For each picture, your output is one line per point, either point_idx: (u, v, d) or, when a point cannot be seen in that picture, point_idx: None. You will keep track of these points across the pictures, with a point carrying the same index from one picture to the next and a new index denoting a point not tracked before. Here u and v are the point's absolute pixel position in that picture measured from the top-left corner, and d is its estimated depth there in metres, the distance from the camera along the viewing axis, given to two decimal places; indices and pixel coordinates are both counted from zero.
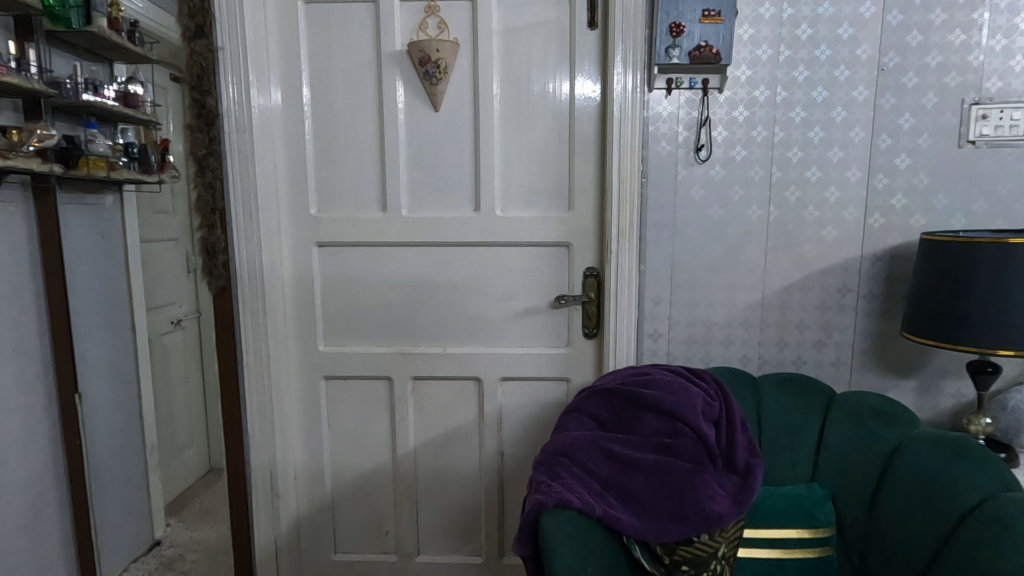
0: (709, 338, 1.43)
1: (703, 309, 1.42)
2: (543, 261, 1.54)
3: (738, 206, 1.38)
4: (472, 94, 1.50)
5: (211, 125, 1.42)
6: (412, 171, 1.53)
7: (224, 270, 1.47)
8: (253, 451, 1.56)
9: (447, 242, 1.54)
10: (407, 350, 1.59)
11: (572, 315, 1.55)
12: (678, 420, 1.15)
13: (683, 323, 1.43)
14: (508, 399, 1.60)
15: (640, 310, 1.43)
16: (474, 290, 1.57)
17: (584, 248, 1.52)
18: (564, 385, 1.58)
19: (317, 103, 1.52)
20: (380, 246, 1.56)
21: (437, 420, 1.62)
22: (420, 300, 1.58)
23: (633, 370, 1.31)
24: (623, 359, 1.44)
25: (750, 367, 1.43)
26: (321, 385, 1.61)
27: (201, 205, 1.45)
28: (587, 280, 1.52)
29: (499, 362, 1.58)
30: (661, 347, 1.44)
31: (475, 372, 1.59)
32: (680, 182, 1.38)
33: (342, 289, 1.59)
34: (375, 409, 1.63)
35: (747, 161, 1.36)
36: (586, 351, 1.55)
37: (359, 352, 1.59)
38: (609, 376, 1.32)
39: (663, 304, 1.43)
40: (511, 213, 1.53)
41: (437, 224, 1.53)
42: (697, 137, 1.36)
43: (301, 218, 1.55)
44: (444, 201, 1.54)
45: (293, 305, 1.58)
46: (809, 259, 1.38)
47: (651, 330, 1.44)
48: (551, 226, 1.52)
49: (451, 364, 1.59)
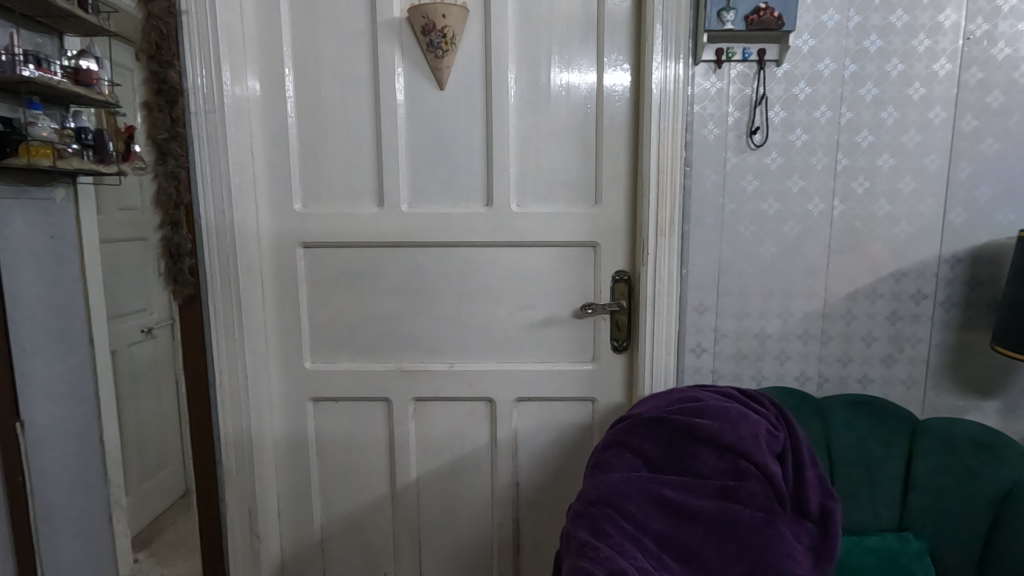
0: (762, 353, 1.23)
1: (754, 319, 1.22)
2: (566, 264, 1.33)
3: (797, 200, 1.18)
4: (483, 70, 1.28)
5: (174, 103, 1.18)
6: (412, 159, 1.32)
7: (191, 276, 1.24)
8: (228, 488, 1.33)
9: (454, 243, 1.33)
10: (407, 368, 1.38)
11: (598, 325, 1.34)
12: (743, 458, 0.96)
13: (731, 336, 1.23)
14: (524, 423, 1.39)
15: (681, 321, 1.23)
16: (485, 298, 1.36)
17: (614, 249, 1.31)
18: (589, 407, 1.38)
19: (300, 81, 1.29)
20: (375, 247, 1.34)
21: (443, 446, 1.41)
22: (422, 310, 1.37)
23: (677, 393, 1.12)
24: (661, 378, 1.24)
25: (808, 387, 1.23)
26: (308, 408, 1.40)
27: (161, 198, 1.20)
28: (616, 285, 1.31)
29: (514, 379, 1.37)
30: (706, 364, 1.24)
31: (486, 392, 1.38)
32: (729, 171, 1.18)
33: (330, 298, 1.37)
34: (370, 436, 1.41)
35: (808, 147, 1.16)
36: (614, 367, 1.35)
37: (351, 371, 1.38)
38: (649, 399, 1.12)
39: (709, 314, 1.22)
40: (528, 208, 1.32)
41: (442, 221, 1.32)
42: (750, 118, 1.16)
43: (282, 215, 1.33)
44: (451, 194, 1.33)
45: (274, 317, 1.36)
46: (879, 261, 1.18)
47: (693, 345, 1.24)
48: (575, 222, 1.31)
49: (458, 384, 1.38)
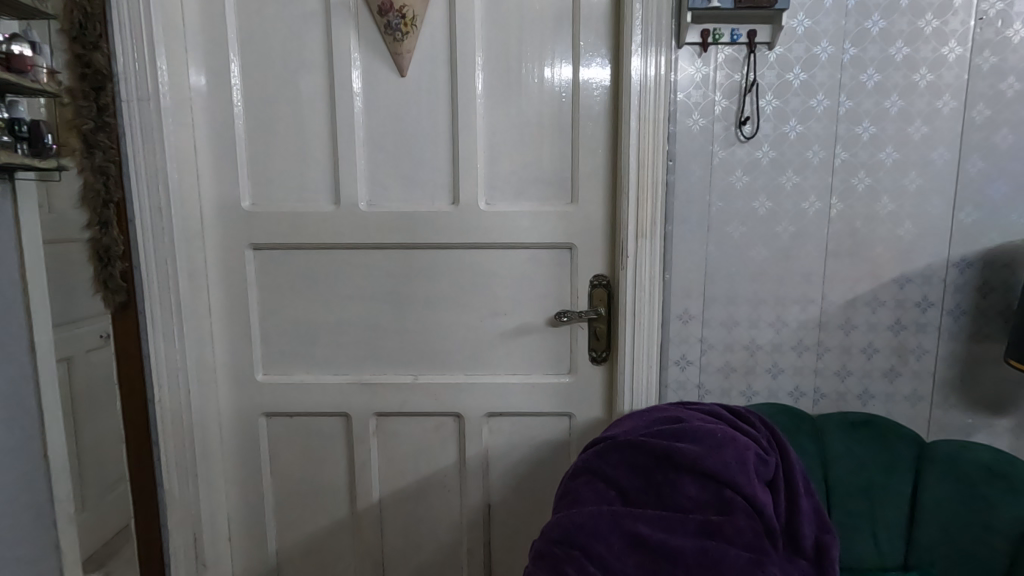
0: (752, 366, 1.12)
1: (744, 328, 1.11)
2: (539, 268, 1.22)
3: (791, 199, 1.07)
4: (448, 55, 1.17)
5: (101, 90, 1.07)
6: (371, 153, 1.20)
7: (123, 282, 1.12)
8: (170, 514, 1.21)
9: (417, 244, 1.22)
10: (366, 380, 1.27)
11: (575, 334, 1.23)
12: (728, 488, 0.85)
13: (718, 347, 1.12)
14: (495, 440, 1.28)
15: (664, 331, 1.12)
16: (452, 306, 1.25)
17: (591, 252, 1.20)
18: (565, 422, 1.27)
19: (248, 67, 1.18)
20: (331, 248, 1.23)
21: (407, 465, 1.30)
22: (384, 318, 1.26)
23: (655, 412, 1.01)
24: (641, 392, 1.13)
25: (803, 404, 1.12)
26: (261, 424, 1.29)
27: (87, 196, 1.08)
28: (594, 290, 1.21)
29: (484, 393, 1.26)
30: (690, 378, 1.13)
31: (454, 407, 1.27)
32: (717, 166, 1.07)
33: (283, 304, 1.26)
34: (328, 455, 1.30)
35: (804, 140, 1.05)
36: (593, 380, 1.24)
37: (305, 384, 1.26)
38: (625, 419, 1.01)
39: (694, 323, 1.11)
40: (498, 207, 1.21)
41: (404, 221, 1.21)
42: (740, 108, 1.05)
43: (229, 214, 1.22)
44: (414, 192, 1.21)
45: (221, 325, 1.25)
46: (881, 265, 1.07)
47: (677, 357, 1.13)
48: (550, 222, 1.20)
49: (422, 398, 1.26)
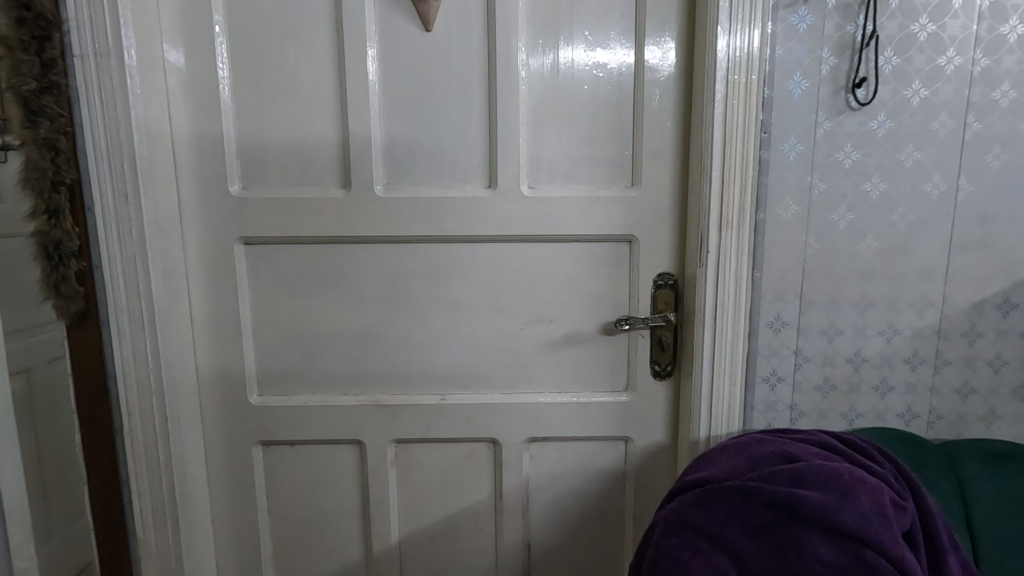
0: (855, 382, 0.93)
1: (847, 338, 0.92)
2: (593, 265, 1.02)
3: (911, 180, 0.88)
4: (485, 4, 0.95)
5: (49, 42, 0.84)
6: (390, 125, 0.98)
7: (79, 286, 0.90)
8: (146, 566, 1.00)
9: (445, 238, 1.01)
10: (384, 401, 1.05)
11: (635, 344, 1.03)
12: (870, 549, 0.66)
13: (816, 361, 0.92)
14: (537, 469, 1.08)
15: (750, 342, 0.92)
16: (487, 312, 1.04)
17: (656, 246, 1.00)
18: (621, 448, 1.08)
19: (235, 18, 0.95)
20: (340, 243, 1.02)
21: (432, 500, 1.09)
22: (405, 327, 1.04)
23: (751, 445, 0.81)
24: (722, 414, 0.94)
25: (915, 427, 0.94)
26: (256, 455, 1.07)
27: (31, 176, 0.85)
28: (658, 292, 1.01)
29: (525, 415, 1.05)
30: (781, 398, 0.94)
31: (489, 432, 1.06)
32: (822, 140, 0.87)
33: (281, 311, 1.04)
34: (338, 490, 1.09)
35: (928, 107, 0.86)
36: (655, 398, 1.05)
37: (310, 407, 1.05)
38: (714, 455, 0.82)
39: (788, 332, 0.92)
40: (544, 191, 1.00)
41: (430, 210, 1.00)
42: (852, 67, 0.85)
43: (214, 200, 0.99)
44: (442, 173, 1.00)
45: (205, 337, 1.03)
46: (1015, 260, 0.89)
47: (766, 373, 0.93)
48: (607, 210, 0.99)
49: (451, 422, 1.06)
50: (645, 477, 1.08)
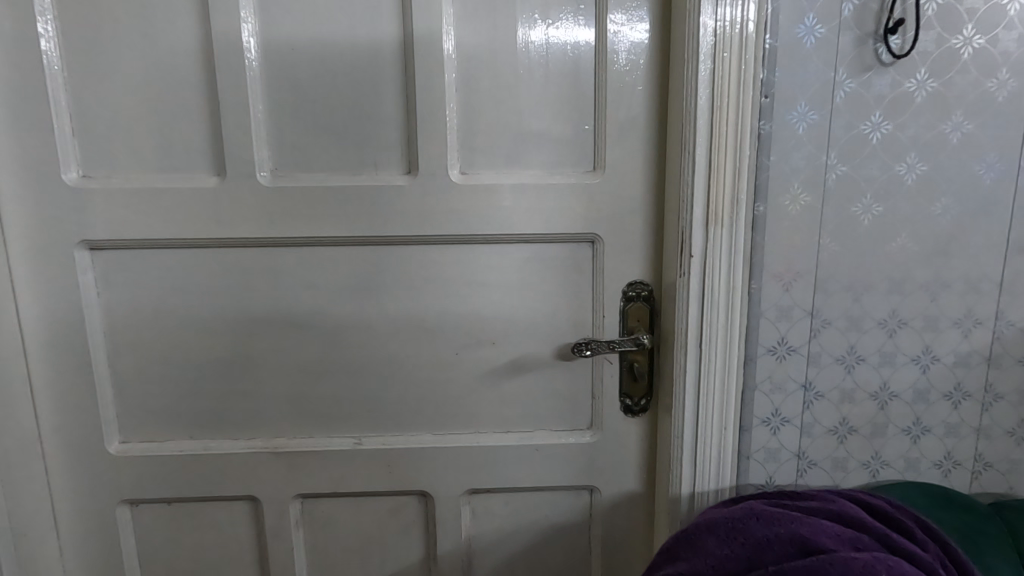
0: (881, 424, 0.72)
1: (871, 367, 0.71)
2: (545, 273, 0.80)
3: (959, 159, 0.66)
4: None
5: None
6: (276, 92, 0.75)
7: None
8: None
9: (354, 240, 0.78)
10: (284, 447, 0.83)
11: (599, 372, 0.82)
12: None
13: (831, 396, 0.71)
14: (481, 526, 0.87)
15: (746, 373, 0.71)
16: (411, 334, 0.81)
17: (624, 249, 0.78)
18: (584, 499, 0.86)
19: None
20: (216, 247, 0.78)
21: (351, 567, 0.87)
22: (307, 354, 0.82)
23: (748, 518, 0.60)
24: (709, 465, 0.73)
25: (956, 479, 0.73)
26: (123, 516, 0.84)
27: None
28: (628, 307, 0.79)
29: (463, 461, 0.84)
30: (786, 445, 0.73)
31: (419, 483, 0.84)
32: (842, 105, 0.65)
33: (146, 336, 0.80)
34: (230, 558, 0.86)
35: (983, 60, 0.64)
36: (625, 439, 0.83)
37: (187, 456, 0.82)
38: (699, 534, 0.60)
39: (795, 360, 0.70)
40: (480, 178, 0.77)
41: (332, 203, 0.77)
42: (883, 6, 0.63)
43: (44, 193, 0.75)
44: (347, 155, 0.77)
45: (44, 370, 0.79)
46: None
47: (766, 412, 0.72)
48: (561, 202, 0.77)
49: (370, 472, 0.84)
50: (616, 535, 0.87)
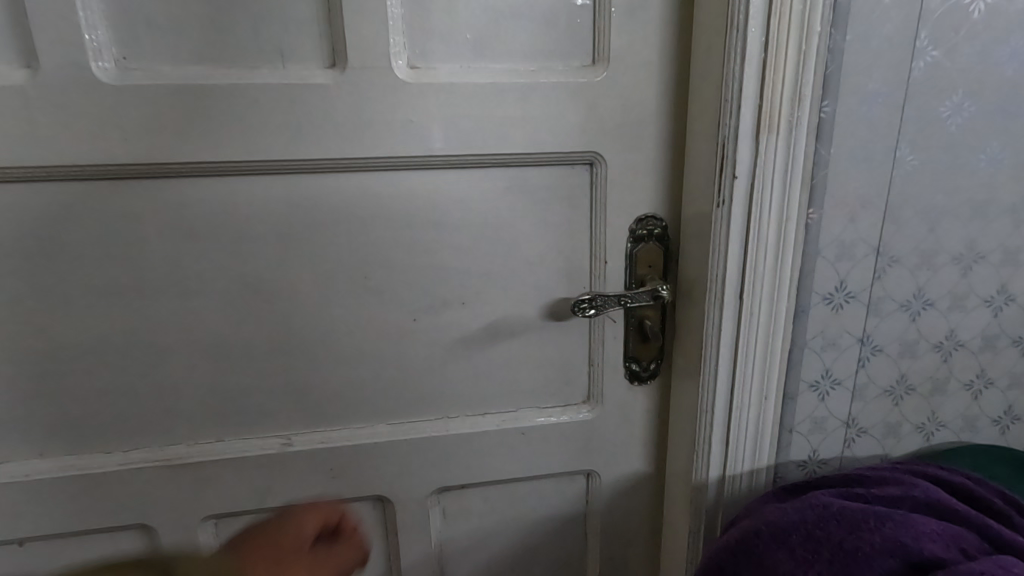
0: (942, 380, 0.60)
1: (938, 313, 0.57)
2: (529, 208, 0.60)
3: None
4: None
5: None
6: None
7: None
8: None
9: (258, 167, 0.54)
10: (182, 458, 0.61)
11: (599, 334, 0.64)
12: None
13: (891, 351, 0.58)
14: (454, 529, 0.70)
15: (795, 329, 0.56)
16: (351, 297, 0.60)
17: (633, 174, 0.59)
18: (579, 485, 0.71)
19: None
20: (43, 182, 0.52)
21: None
22: (203, 331, 0.58)
23: (827, 524, 0.46)
24: (744, 442, 0.59)
25: (1013, 437, 0.63)
26: None
27: None
28: (636, 249, 0.61)
29: (430, 455, 0.65)
30: (834, 412, 0.59)
31: (373, 486, 0.66)
32: None
33: None
34: None
35: None
36: (630, 413, 0.67)
37: (41, 482, 0.59)
38: (766, 550, 0.46)
39: (854, 309, 0.56)
40: (438, 74, 0.54)
41: (220, 112, 0.52)
42: None
43: None
44: (237, 39, 0.51)
45: None
46: None
47: (815, 375, 0.58)
48: (551, 109, 0.56)
49: (306, 478, 0.64)
50: (617, 524, 0.72)
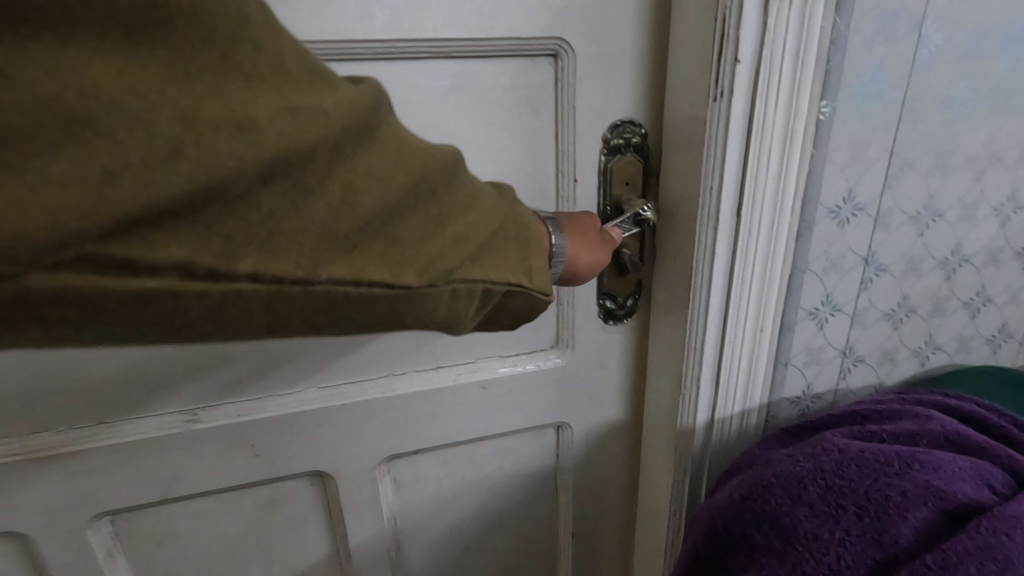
0: (943, 300, 0.54)
1: (946, 225, 0.51)
2: (481, 114, 0.47)
3: None
4: None
5: None
6: None
7: None
8: None
9: None
10: (52, 449, 0.48)
11: None
12: None
13: (895, 270, 0.51)
14: (410, 497, 0.61)
15: (796, 248, 0.48)
16: None
17: (606, 66, 0.48)
18: (549, 438, 0.63)
19: None
20: None
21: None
22: None
23: (847, 472, 0.39)
24: (735, 380, 0.52)
25: (1004, 355, 0.59)
26: None
27: None
28: (610, 161, 0.51)
29: (375, 421, 0.55)
30: (832, 341, 0.53)
31: (307, 461, 0.55)
32: None
33: None
34: None
35: None
36: (604, 356, 0.59)
37: None
38: (778, 508, 0.39)
39: (861, 224, 0.48)
40: None
41: None
42: None
43: None
44: None
45: None
46: None
47: (816, 301, 0.51)
48: None
49: (224, 459, 0.53)
50: (590, 475, 0.66)
